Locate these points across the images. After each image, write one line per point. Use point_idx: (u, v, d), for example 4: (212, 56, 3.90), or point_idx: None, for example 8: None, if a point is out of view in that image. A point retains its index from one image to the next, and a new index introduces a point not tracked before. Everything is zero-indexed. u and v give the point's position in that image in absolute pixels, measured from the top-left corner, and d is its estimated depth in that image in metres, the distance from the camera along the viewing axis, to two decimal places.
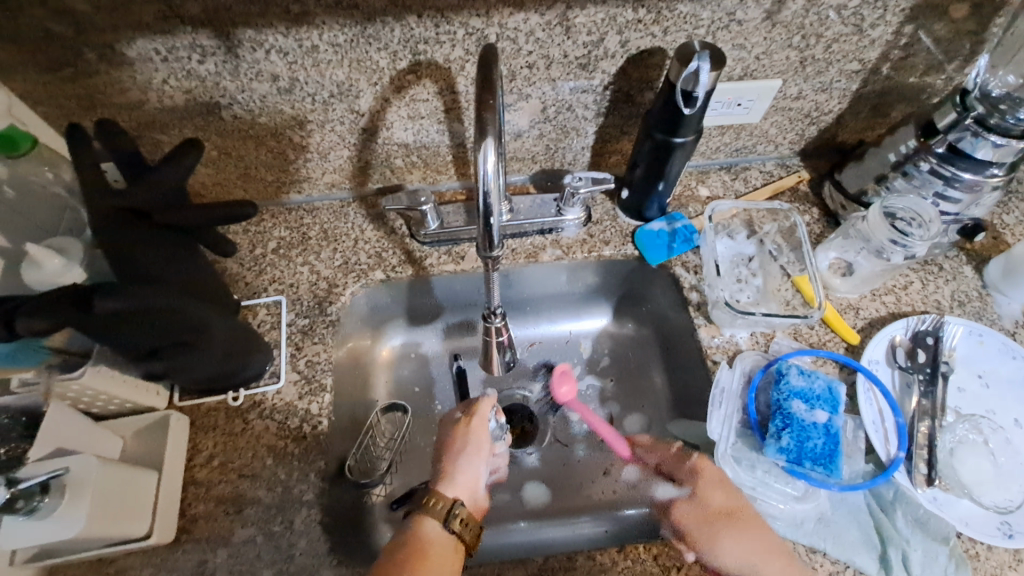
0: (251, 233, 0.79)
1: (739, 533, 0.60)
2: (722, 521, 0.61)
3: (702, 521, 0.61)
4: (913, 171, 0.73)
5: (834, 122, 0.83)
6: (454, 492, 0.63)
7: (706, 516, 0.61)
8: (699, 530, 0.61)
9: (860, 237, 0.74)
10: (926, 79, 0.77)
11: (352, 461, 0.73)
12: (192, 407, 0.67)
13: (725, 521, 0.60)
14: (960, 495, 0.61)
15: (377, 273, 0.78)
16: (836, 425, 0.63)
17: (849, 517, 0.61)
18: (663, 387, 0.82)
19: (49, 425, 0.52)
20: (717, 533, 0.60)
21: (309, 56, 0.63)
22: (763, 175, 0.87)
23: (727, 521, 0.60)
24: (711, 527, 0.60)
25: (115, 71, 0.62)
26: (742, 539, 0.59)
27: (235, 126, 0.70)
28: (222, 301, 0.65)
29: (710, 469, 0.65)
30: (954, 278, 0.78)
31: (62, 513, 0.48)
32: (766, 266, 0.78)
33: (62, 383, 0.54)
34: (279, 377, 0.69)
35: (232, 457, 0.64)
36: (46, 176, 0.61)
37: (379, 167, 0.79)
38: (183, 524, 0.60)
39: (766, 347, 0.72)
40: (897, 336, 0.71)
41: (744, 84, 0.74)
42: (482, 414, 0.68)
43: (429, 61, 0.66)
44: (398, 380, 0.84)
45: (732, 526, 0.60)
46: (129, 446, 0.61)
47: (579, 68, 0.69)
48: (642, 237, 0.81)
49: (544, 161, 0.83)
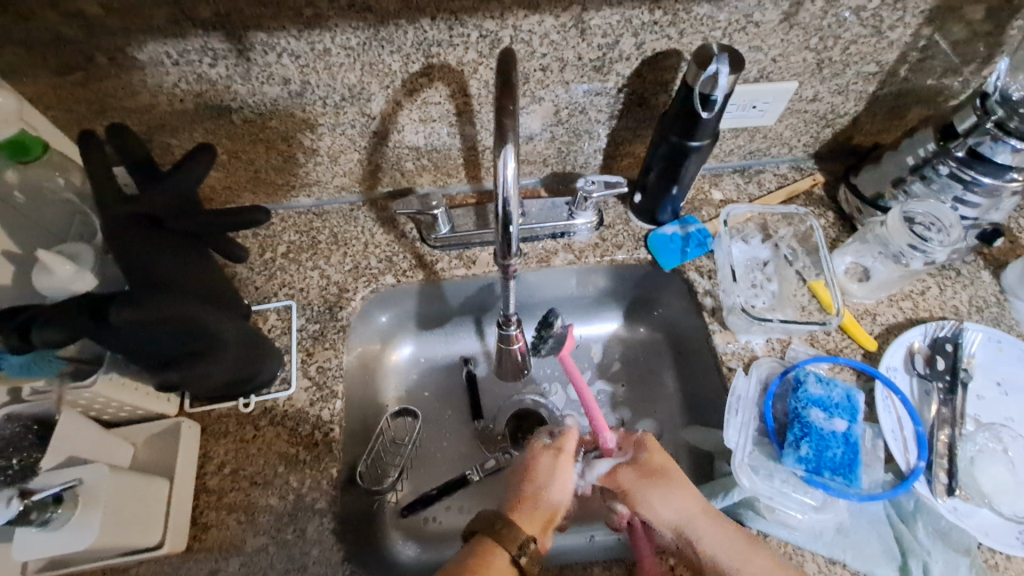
0: (261, 237, 0.79)
1: (680, 490, 0.57)
2: (658, 479, 0.58)
3: (640, 479, 0.59)
4: (931, 175, 0.72)
5: (849, 124, 0.82)
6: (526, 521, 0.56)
7: (643, 473, 0.59)
8: (634, 486, 0.59)
9: (878, 242, 0.74)
10: (944, 81, 0.76)
11: (363, 468, 0.73)
12: (203, 414, 0.66)
13: (661, 479, 0.58)
14: (980, 504, 0.60)
15: (388, 278, 0.77)
16: (856, 435, 0.62)
17: (869, 527, 0.60)
18: (676, 393, 0.82)
19: (60, 436, 0.52)
20: (653, 491, 0.57)
21: (321, 60, 0.63)
22: (777, 178, 0.86)
23: (664, 480, 0.58)
24: (643, 486, 0.58)
25: (125, 75, 0.61)
26: (683, 496, 0.57)
27: (245, 129, 0.69)
28: (233, 306, 0.64)
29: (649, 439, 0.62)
30: (972, 283, 0.77)
31: (76, 522, 0.48)
32: (782, 271, 0.77)
33: (74, 391, 0.54)
34: (289, 384, 0.68)
35: (244, 464, 0.63)
36: (58, 182, 0.60)
37: (389, 170, 0.78)
38: (195, 533, 0.60)
39: (782, 353, 0.71)
40: (915, 342, 0.70)
41: (760, 86, 0.73)
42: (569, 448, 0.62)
43: (442, 64, 0.65)
44: (408, 385, 0.83)
45: (671, 484, 0.58)
46: (140, 454, 0.60)
47: (593, 71, 0.68)
48: (655, 241, 0.80)
49: (556, 164, 0.82)
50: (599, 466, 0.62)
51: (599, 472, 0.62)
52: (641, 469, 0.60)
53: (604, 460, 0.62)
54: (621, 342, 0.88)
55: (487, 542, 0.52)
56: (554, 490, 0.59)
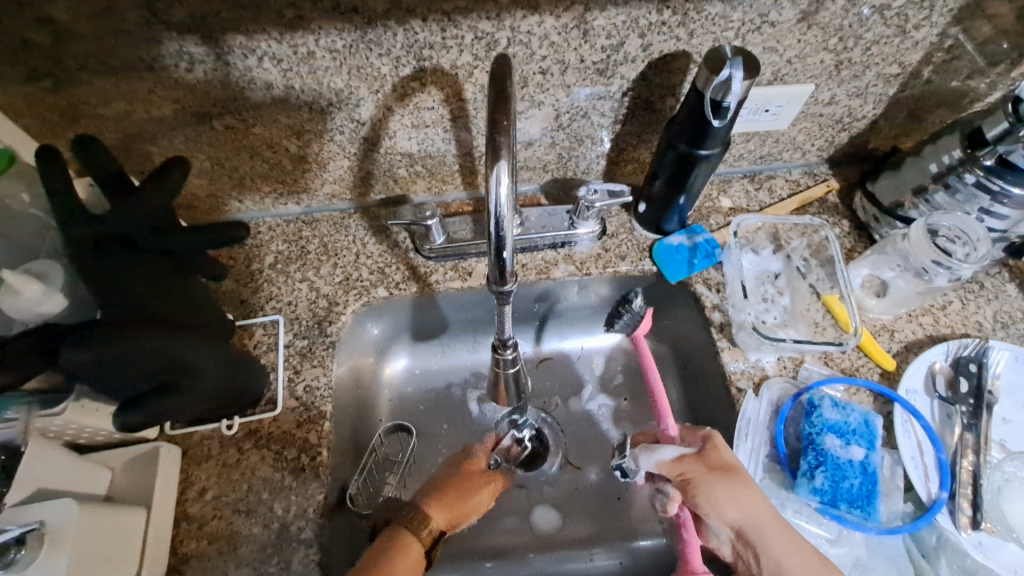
0: (247, 247, 0.75)
1: (751, 489, 0.54)
2: (729, 474, 0.55)
3: (707, 468, 0.56)
4: (956, 184, 0.67)
5: (867, 128, 0.78)
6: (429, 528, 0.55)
7: (709, 460, 0.57)
8: (700, 476, 0.56)
9: (899, 256, 0.69)
10: (969, 83, 0.72)
11: (354, 490, 0.69)
12: (184, 436, 0.63)
13: (734, 474, 0.55)
14: (1005, 538, 0.56)
15: (380, 290, 0.74)
16: (874, 464, 0.59)
17: (888, 562, 0.57)
18: (681, 410, 0.78)
19: (26, 467, 0.48)
20: (724, 488, 0.54)
21: (305, 63, 0.59)
22: (789, 184, 0.82)
23: (732, 472, 0.55)
24: (710, 478, 0.55)
25: (98, 80, 0.57)
26: (754, 496, 0.53)
27: (227, 136, 0.66)
28: (217, 324, 0.61)
29: (718, 433, 0.60)
30: (996, 297, 0.73)
31: (39, 566, 0.45)
32: (794, 284, 0.73)
33: (43, 420, 0.51)
34: (275, 404, 0.65)
35: (226, 491, 0.60)
36: (24, 197, 0.58)
37: (382, 177, 0.75)
38: (175, 563, 0.57)
39: (794, 373, 0.67)
40: (936, 362, 0.66)
41: (774, 89, 0.69)
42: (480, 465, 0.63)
43: (434, 67, 0.61)
44: (402, 399, 0.80)
45: (740, 480, 0.54)
46: (117, 479, 0.58)
47: (596, 74, 0.64)
48: (660, 252, 0.76)
49: (556, 170, 0.78)
50: (664, 453, 0.60)
51: (663, 458, 0.60)
52: (709, 461, 0.57)
53: (671, 447, 0.60)
54: (625, 355, 0.84)
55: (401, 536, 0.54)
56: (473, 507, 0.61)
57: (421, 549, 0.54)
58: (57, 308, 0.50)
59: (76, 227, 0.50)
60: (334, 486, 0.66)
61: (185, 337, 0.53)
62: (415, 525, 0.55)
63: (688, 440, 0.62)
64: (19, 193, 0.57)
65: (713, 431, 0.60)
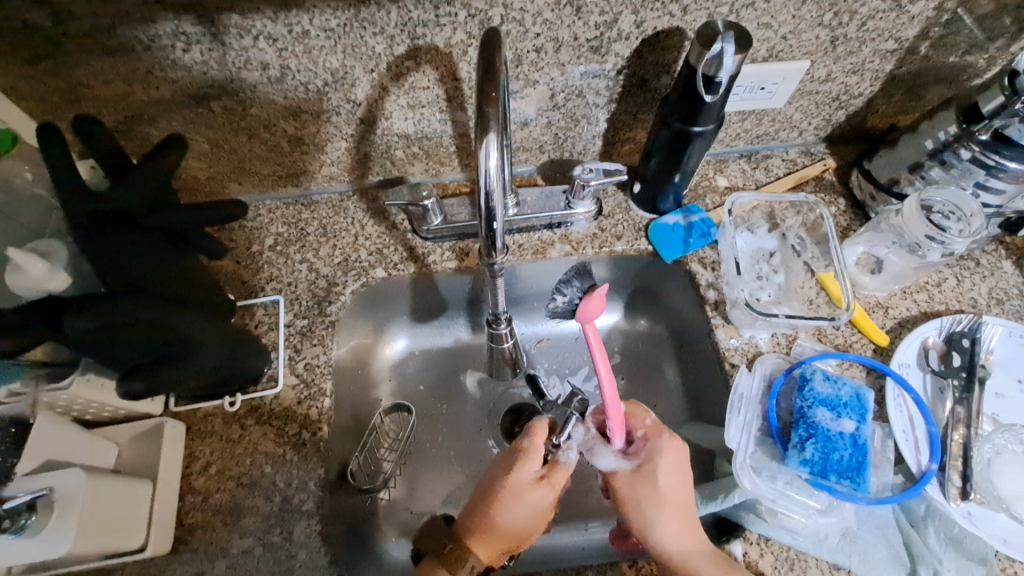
0: (247, 229, 0.76)
1: (672, 521, 0.55)
2: (652, 504, 0.56)
3: (636, 491, 0.57)
4: (951, 160, 0.68)
5: (863, 106, 0.78)
6: (485, 551, 0.53)
7: (640, 483, 0.57)
8: (625, 499, 0.58)
9: (893, 232, 0.70)
10: (968, 58, 0.71)
11: (355, 466, 0.70)
12: (188, 413, 0.64)
13: (658, 502, 0.56)
14: (996, 509, 0.57)
15: (378, 271, 0.75)
16: (864, 436, 0.60)
17: (877, 532, 0.57)
18: (677, 388, 0.79)
19: (35, 439, 0.50)
20: (642, 517, 0.56)
21: (300, 43, 0.59)
22: (786, 164, 0.82)
23: (656, 499, 0.56)
24: (632, 505, 0.57)
25: (98, 62, 0.58)
26: (673, 525, 0.55)
27: (226, 118, 0.66)
28: (217, 303, 0.63)
29: (665, 451, 0.58)
30: (992, 274, 0.73)
31: (52, 531, 0.47)
32: (789, 262, 0.74)
33: (50, 394, 0.53)
34: (276, 381, 0.67)
35: (230, 465, 0.62)
36: (26, 177, 0.59)
37: (379, 159, 0.75)
38: (181, 534, 0.59)
39: (787, 349, 0.68)
40: (929, 337, 0.66)
41: (769, 66, 0.69)
42: (537, 446, 0.58)
43: (429, 46, 0.61)
44: (402, 379, 0.81)
45: (664, 508, 0.55)
46: (125, 454, 0.59)
47: (590, 52, 0.64)
48: (656, 232, 0.76)
49: (553, 150, 0.78)
50: (600, 460, 0.59)
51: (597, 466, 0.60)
52: (639, 485, 0.57)
53: (606, 458, 0.59)
54: (622, 335, 0.85)
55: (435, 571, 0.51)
56: (528, 530, 0.55)
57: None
58: (60, 287, 0.50)
59: (79, 206, 0.51)
60: (336, 461, 0.68)
61: (184, 311, 0.55)
62: (449, 561, 0.51)
63: (634, 447, 0.60)
64: (22, 174, 0.59)
65: (663, 446, 0.58)
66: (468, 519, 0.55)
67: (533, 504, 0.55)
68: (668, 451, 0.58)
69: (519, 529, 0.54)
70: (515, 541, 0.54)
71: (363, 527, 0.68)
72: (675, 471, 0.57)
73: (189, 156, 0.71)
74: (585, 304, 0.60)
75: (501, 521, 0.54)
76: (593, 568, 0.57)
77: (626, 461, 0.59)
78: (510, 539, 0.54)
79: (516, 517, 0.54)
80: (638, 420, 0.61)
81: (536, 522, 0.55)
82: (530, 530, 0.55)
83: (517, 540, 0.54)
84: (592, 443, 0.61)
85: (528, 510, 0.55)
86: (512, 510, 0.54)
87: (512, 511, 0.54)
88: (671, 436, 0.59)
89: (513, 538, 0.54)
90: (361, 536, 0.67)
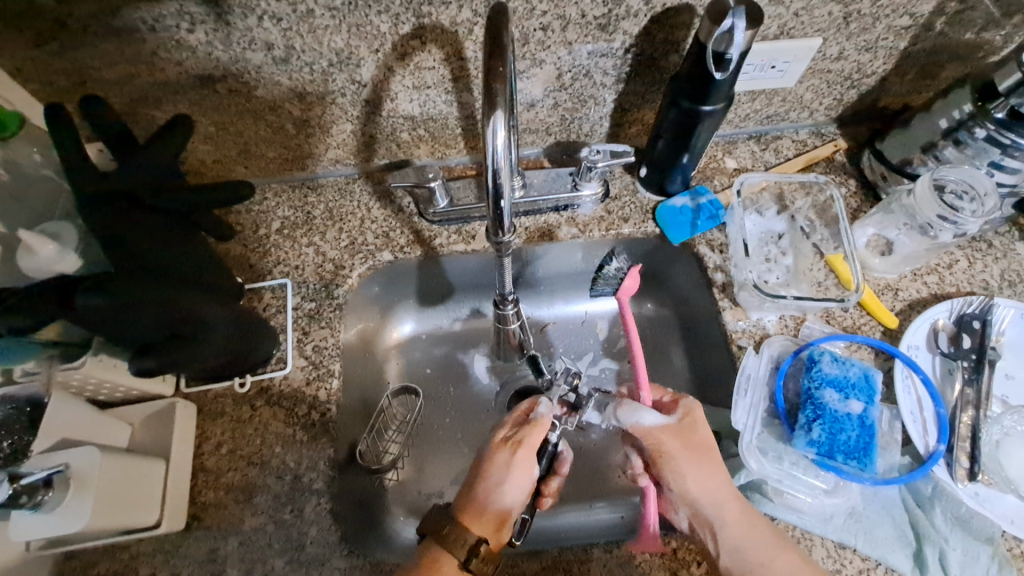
0: (253, 213, 0.76)
1: (717, 472, 0.55)
2: (701, 455, 0.56)
3: (680, 448, 0.56)
4: (966, 139, 0.66)
5: (876, 84, 0.76)
6: (478, 522, 0.53)
7: (682, 440, 0.57)
8: (675, 452, 0.56)
9: (904, 213, 0.69)
10: (984, 35, 0.70)
11: (363, 447, 0.71)
12: (199, 394, 0.65)
13: (699, 456, 0.56)
14: (1004, 490, 0.57)
15: (385, 254, 0.75)
16: (872, 417, 0.59)
17: (882, 512, 0.57)
18: (684, 371, 0.79)
19: (49, 418, 0.51)
20: (693, 468, 0.55)
21: (304, 22, 0.59)
22: (796, 145, 0.81)
23: (698, 452, 0.56)
24: (683, 458, 0.56)
25: (102, 43, 0.58)
26: (715, 480, 0.55)
27: (231, 100, 0.66)
28: (225, 287, 0.64)
29: (698, 408, 0.59)
30: (1004, 256, 0.72)
31: (66, 507, 0.48)
32: (798, 244, 0.73)
33: (63, 373, 0.53)
34: (285, 363, 0.67)
35: (241, 445, 0.63)
36: (35, 159, 0.59)
37: (385, 142, 0.75)
38: (194, 512, 0.60)
39: (795, 332, 0.68)
40: (939, 319, 0.66)
41: (780, 44, 0.67)
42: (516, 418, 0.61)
43: (434, 25, 0.61)
44: (409, 362, 0.82)
45: (706, 464, 0.55)
46: (137, 435, 0.60)
47: (598, 30, 0.63)
48: (663, 214, 0.76)
49: (559, 132, 0.77)
50: (645, 417, 0.58)
51: (642, 422, 0.58)
52: (686, 438, 0.57)
53: (652, 414, 0.58)
54: None
55: (436, 550, 0.51)
56: (505, 493, 0.54)
57: (457, 563, 0.51)
58: (70, 269, 0.50)
59: (86, 188, 0.52)
60: (344, 442, 0.69)
61: (192, 292, 0.55)
62: (448, 542, 0.51)
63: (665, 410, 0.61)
64: (30, 156, 0.59)
65: (694, 403, 0.60)
66: (465, 495, 0.55)
67: (505, 464, 0.56)
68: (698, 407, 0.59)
69: (494, 493, 0.54)
70: (496, 506, 0.54)
71: (372, 506, 0.69)
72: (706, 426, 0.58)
73: (195, 139, 0.70)
74: (625, 282, 0.70)
75: (482, 487, 0.55)
76: (599, 546, 0.58)
77: (667, 417, 0.59)
78: (491, 506, 0.54)
79: (490, 485, 0.55)
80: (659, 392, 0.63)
81: (512, 484, 0.55)
82: (507, 494, 0.55)
83: (500, 506, 0.54)
84: (628, 403, 0.60)
85: (497, 472, 0.56)
86: (485, 475, 0.55)
87: (486, 477, 0.55)
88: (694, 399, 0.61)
89: (492, 502, 0.54)
90: (370, 514, 0.68)
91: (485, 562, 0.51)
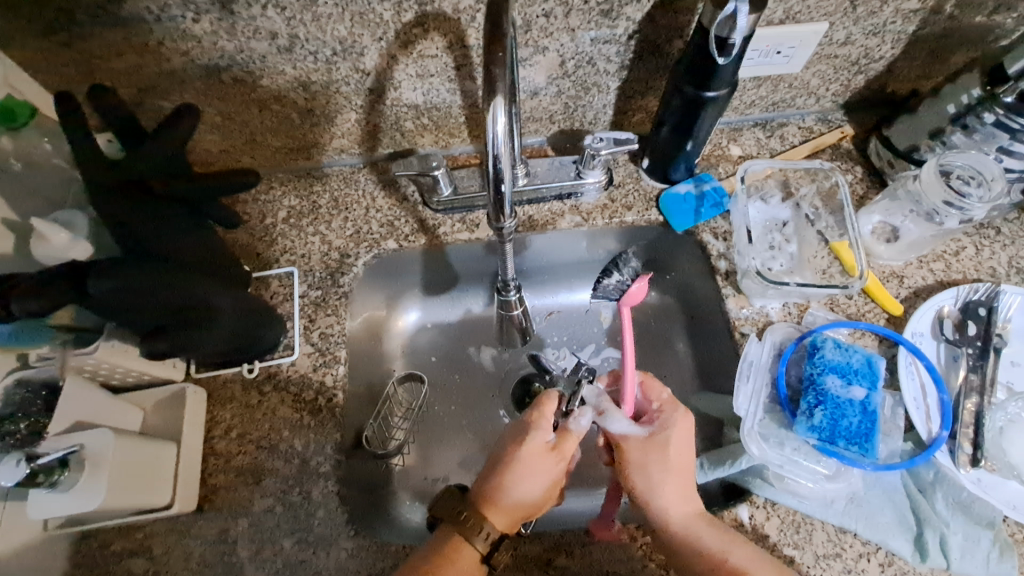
0: (260, 203, 0.77)
1: (680, 483, 0.55)
2: (660, 467, 0.56)
3: (643, 458, 0.56)
4: (974, 125, 0.66)
5: (884, 70, 0.75)
6: (499, 514, 0.53)
7: (647, 451, 0.56)
8: (635, 461, 0.56)
9: (910, 199, 0.69)
10: (995, 18, 0.68)
11: (370, 432, 0.72)
12: (209, 379, 0.66)
13: (665, 466, 0.56)
14: (1007, 476, 0.57)
15: (389, 243, 0.75)
16: (874, 403, 0.59)
17: (883, 496, 0.58)
18: (687, 358, 0.79)
19: (66, 401, 0.53)
20: (650, 480, 0.55)
21: (308, 11, 0.59)
22: (801, 132, 0.81)
23: (667, 462, 0.56)
24: (644, 467, 0.56)
25: (110, 33, 0.59)
26: (673, 493, 0.55)
27: (236, 90, 0.67)
28: (234, 275, 0.65)
29: (680, 422, 0.57)
30: (1013, 242, 0.71)
31: (83, 487, 0.49)
32: (802, 232, 0.73)
33: (78, 358, 0.55)
34: (293, 349, 0.68)
35: (250, 429, 0.64)
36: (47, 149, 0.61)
37: (389, 131, 0.75)
38: (205, 493, 0.61)
39: (799, 319, 0.68)
40: (945, 306, 0.65)
41: (785, 29, 0.66)
42: (547, 415, 0.58)
43: (436, 12, 0.61)
44: (414, 350, 0.82)
45: (668, 476, 0.55)
46: (150, 418, 0.62)
47: (601, 16, 0.63)
48: (667, 202, 0.76)
49: (563, 120, 0.77)
50: (614, 423, 0.58)
51: (610, 428, 0.59)
52: (654, 449, 0.56)
53: (620, 422, 0.58)
54: None
55: (446, 539, 0.52)
56: (536, 495, 0.54)
57: (477, 554, 0.52)
58: (84, 255, 0.52)
59: (94, 177, 0.53)
60: (350, 427, 0.70)
61: (201, 278, 0.56)
62: (459, 527, 0.52)
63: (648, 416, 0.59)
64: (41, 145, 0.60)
65: (677, 419, 0.57)
66: (482, 487, 0.55)
67: (547, 471, 0.55)
68: (680, 423, 0.57)
69: (530, 500, 0.54)
70: (520, 507, 0.54)
71: (378, 490, 0.71)
72: (684, 442, 0.57)
73: (202, 129, 0.71)
74: (633, 287, 0.65)
75: (502, 487, 0.54)
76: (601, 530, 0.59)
77: (640, 426, 0.58)
78: (523, 510, 0.54)
79: (517, 487, 0.54)
80: (654, 393, 0.61)
81: (544, 490, 0.55)
82: (541, 498, 0.55)
83: (529, 506, 0.54)
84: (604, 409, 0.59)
85: (536, 476, 0.55)
86: (517, 474, 0.54)
87: (511, 477, 0.54)
88: (686, 412, 0.58)
89: (519, 504, 0.54)
90: (376, 498, 0.70)
91: (503, 551, 0.53)
